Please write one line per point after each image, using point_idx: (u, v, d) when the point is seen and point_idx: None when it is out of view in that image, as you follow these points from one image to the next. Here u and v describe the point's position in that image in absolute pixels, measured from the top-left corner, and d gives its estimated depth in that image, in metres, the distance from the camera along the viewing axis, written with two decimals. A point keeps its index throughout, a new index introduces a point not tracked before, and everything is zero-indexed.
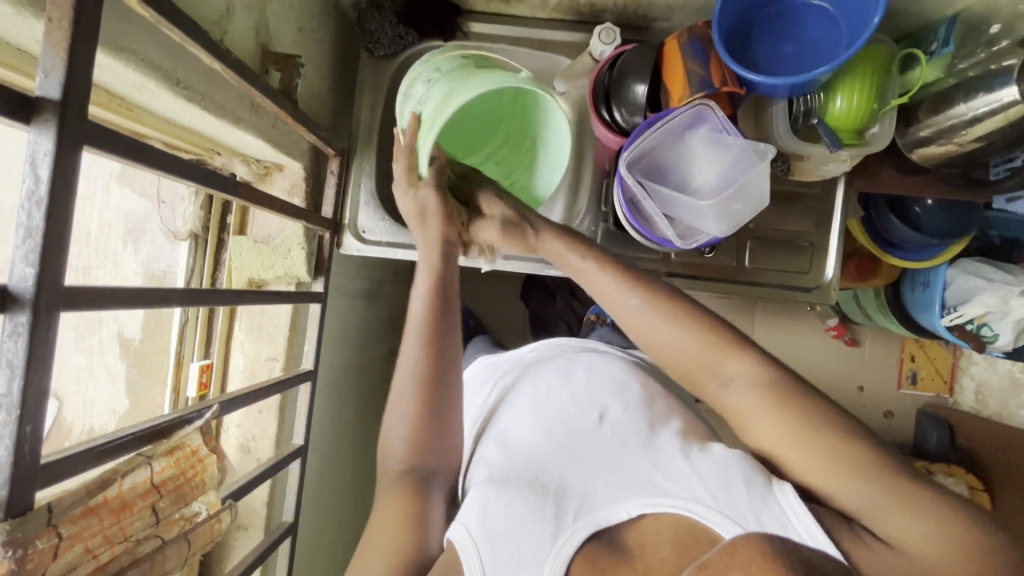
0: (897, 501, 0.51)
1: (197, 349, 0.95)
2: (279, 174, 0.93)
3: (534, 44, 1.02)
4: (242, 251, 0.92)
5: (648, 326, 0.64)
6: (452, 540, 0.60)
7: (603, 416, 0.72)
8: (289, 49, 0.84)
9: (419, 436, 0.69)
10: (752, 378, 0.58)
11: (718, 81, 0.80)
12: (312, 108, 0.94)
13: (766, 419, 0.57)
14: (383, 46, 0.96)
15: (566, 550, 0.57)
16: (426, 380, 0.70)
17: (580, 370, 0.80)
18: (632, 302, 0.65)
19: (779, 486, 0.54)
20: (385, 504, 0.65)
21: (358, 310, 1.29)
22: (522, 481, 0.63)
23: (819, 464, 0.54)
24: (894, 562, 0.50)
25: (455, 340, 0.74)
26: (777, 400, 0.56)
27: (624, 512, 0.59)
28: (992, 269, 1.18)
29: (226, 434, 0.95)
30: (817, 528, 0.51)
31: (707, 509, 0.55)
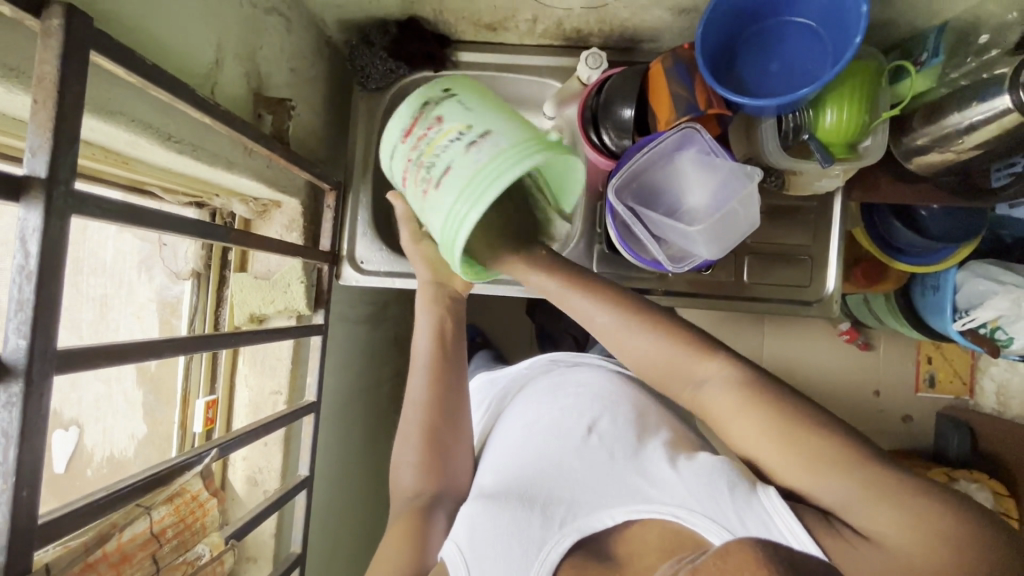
0: (868, 488, 0.48)
1: (203, 385, 0.96)
2: (277, 211, 0.95)
3: (523, 71, 1.03)
4: (243, 288, 0.93)
5: (621, 343, 0.63)
6: (445, 560, 0.62)
7: (593, 428, 0.71)
8: (282, 90, 0.86)
9: (425, 461, 0.77)
10: (728, 381, 0.57)
11: (704, 105, 0.80)
12: (307, 145, 0.96)
13: (747, 420, 0.54)
14: (374, 80, 1.00)
15: (552, 556, 0.58)
16: (429, 401, 0.80)
17: (571, 386, 0.80)
18: (609, 320, 0.64)
19: (763, 487, 0.53)
20: (394, 525, 0.72)
21: (362, 336, 1.31)
22: (513, 495, 0.65)
23: (795, 461, 0.51)
24: (872, 560, 0.46)
25: (457, 369, 0.83)
26: (751, 399, 0.54)
27: (609, 519, 0.60)
28: (1002, 270, 1.15)
29: (232, 469, 0.96)
30: (798, 524, 0.50)
31: (692, 515, 0.55)
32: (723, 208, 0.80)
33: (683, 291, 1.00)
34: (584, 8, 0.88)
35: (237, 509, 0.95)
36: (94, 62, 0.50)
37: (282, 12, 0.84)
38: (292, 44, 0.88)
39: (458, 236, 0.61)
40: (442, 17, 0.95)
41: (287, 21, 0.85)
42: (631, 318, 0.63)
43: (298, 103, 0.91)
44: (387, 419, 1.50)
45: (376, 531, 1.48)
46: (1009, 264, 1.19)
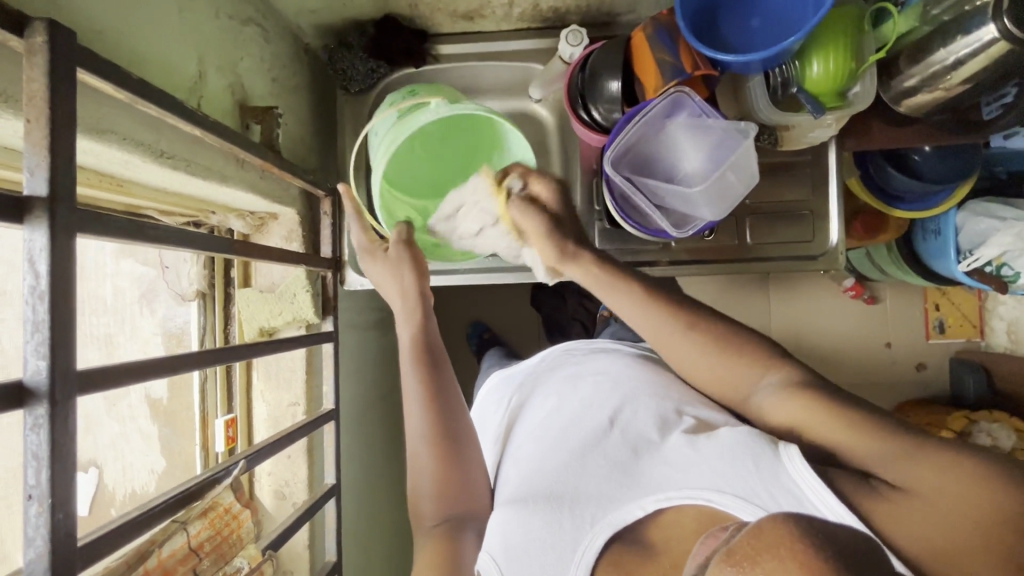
0: (907, 450, 0.50)
1: (220, 404, 0.95)
2: (274, 223, 0.95)
3: (504, 57, 1.02)
4: (250, 302, 0.93)
5: (679, 357, 0.67)
6: (481, 570, 0.64)
7: (615, 420, 0.70)
8: (267, 100, 0.86)
9: (442, 487, 0.74)
10: (788, 386, 0.60)
11: (691, 67, 0.79)
12: (296, 154, 0.96)
13: (808, 422, 0.57)
14: (357, 81, 1.00)
15: (589, 555, 0.59)
16: (433, 416, 0.78)
17: (591, 373, 0.79)
18: (676, 336, 0.66)
19: (786, 451, 0.55)
20: (422, 555, 0.70)
21: (372, 341, 1.31)
22: (540, 494, 0.65)
23: (839, 436, 0.54)
24: (913, 511, 0.47)
25: (445, 377, 0.81)
26: (807, 399, 0.57)
27: (640, 509, 0.59)
28: (1003, 207, 1.16)
29: (259, 484, 0.96)
30: (833, 497, 0.50)
31: (723, 498, 0.54)
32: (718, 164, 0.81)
33: (688, 260, 1.00)
34: None
35: (269, 523, 0.95)
36: (81, 82, 0.50)
37: (258, 22, 0.83)
38: (271, 54, 0.88)
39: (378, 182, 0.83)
40: (418, 11, 0.95)
41: (264, 30, 0.85)
42: (699, 337, 0.66)
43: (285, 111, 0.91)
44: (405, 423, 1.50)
45: (407, 536, 1.49)
46: (1009, 200, 1.19)
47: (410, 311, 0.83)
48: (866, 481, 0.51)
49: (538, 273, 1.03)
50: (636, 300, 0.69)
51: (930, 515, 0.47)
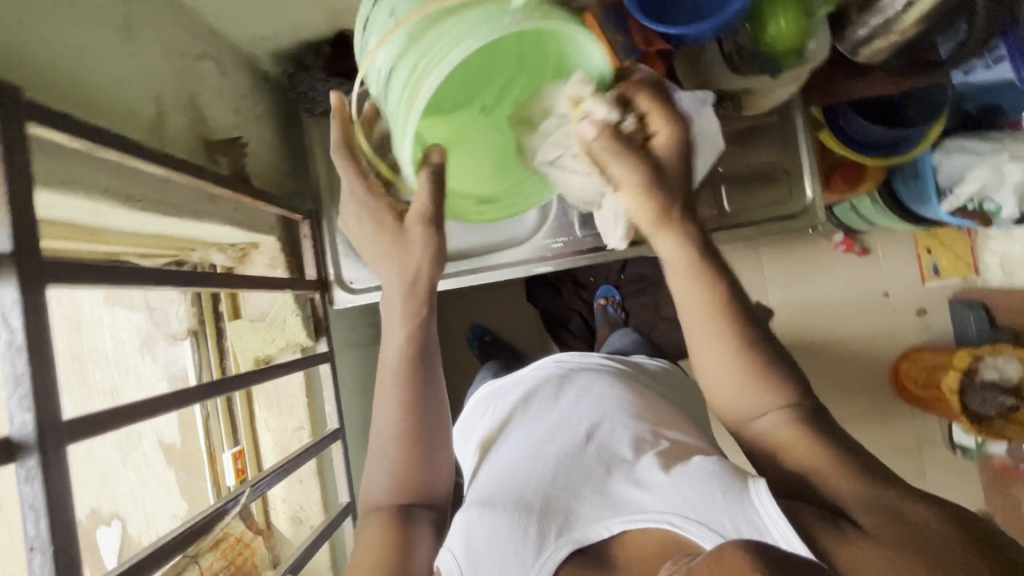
0: (885, 502, 0.45)
1: (226, 437, 0.95)
2: (256, 252, 0.96)
3: None
4: (241, 334, 0.93)
5: (710, 360, 0.56)
6: (441, 568, 0.61)
7: (591, 436, 0.69)
8: (232, 131, 0.87)
9: (404, 477, 0.62)
10: (793, 415, 0.53)
11: (641, 44, 0.80)
12: (269, 181, 0.96)
13: (802, 455, 0.51)
14: (319, 102, 1.01)
15: (549, 565, 0.57)
16: (413, 411, 0.62)
17: (572, 391, 0.79)
18: (729, 345, 0.55)
19: (755, 487, 0.50)
20: (366, 540, 0.60)
21: (370, 357, 1.32)
22: (510, 502, 0.62)
23: (826, 469, 0.49)
24: (877, 556, 0.42)
25: (435, 375, 0.64)
26: (810, 431, 0.52)
27: (604, 529, 0.57)
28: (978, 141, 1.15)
29: (274, 513, 0.96)
30: (791, 528, 0.46)
31: (687, 523, 0.51)
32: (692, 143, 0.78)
33: None
34: None
35: (289, 549, 0.95)
36: (37, 137, 0.51)
37: (212, 57, 0.84)
38: (230, 86, 0.88)
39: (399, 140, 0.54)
40: None
41: (220, 64, 0.86)
42: (745, 347, 0.55)
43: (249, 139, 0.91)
44: None
45: None
46: (988, 133, 1.19)
47: (409, 302, 0.60)
48: (835, 522, 0.46)
49: (523, 267, 1.04)
50: (703, 290, 0.56)
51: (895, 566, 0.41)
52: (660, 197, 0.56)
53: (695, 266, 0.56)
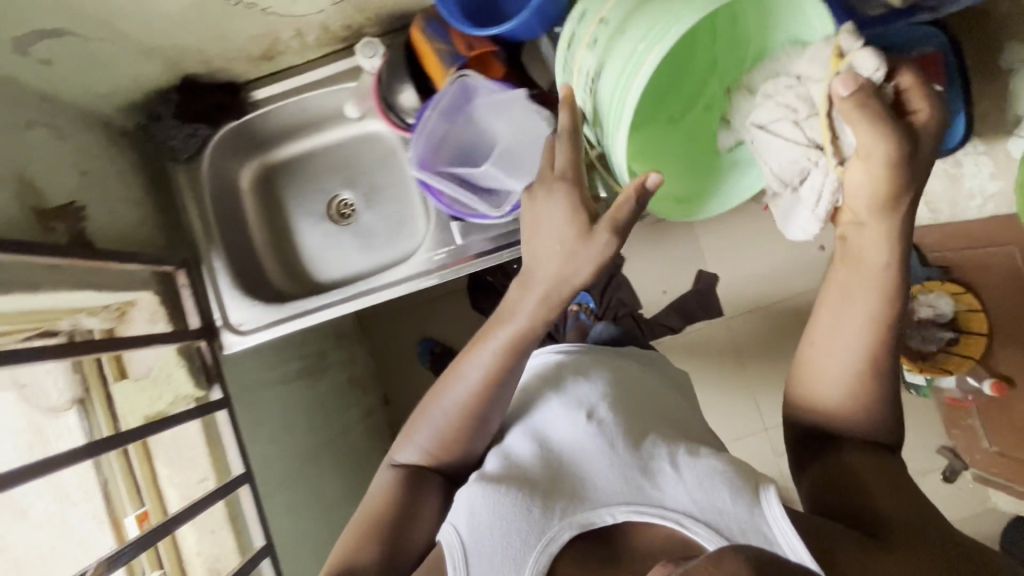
0: (915, 525, 0.56)
1: (129, 499, 0.93)
2: (134, 309, 0.94)
3: (321, 84, 1.03)
4: (128, 395, 0.92)
5: (841, 341, 0.63)
6: (441, 540, 0.67)
7: (592, 417, 0.76)
8: (78, 193, 0.86)
9: (437, 451, 0.76)
10: (872, 432, 0.63)
11: (465, 50, 0.81)
12: (136, 238, 0.94)
13: (870, 477, 0.60)
14: (181, 150, 1.00)
15: (549, 549, 0.64)
16: (478, 399, 0.73)
17: (571, 374, 0.84)
18: (858, 314, 0.62)
19: (767, 500, 0.62)
20: (379, 492, 0.74)
21: (288, 395, 1.31)
22: (518, 485, 0.69)
23: (879, 484, 0.60)
24: (894, 560, 0.53)
25: (518, 376, 0.74)
26: (878, 458, 0.62)
27: (608, 516, 0.66)
28: None
29: (190, 568, 0.95)
30: (791, 529, 0.59)
31: (694, 526, 0.63)
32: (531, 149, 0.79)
33: None
34: (334, 5, 0.89)
35: None
36: None
37: (45, 123, 0.83)
38: (74, 148, 0.87)
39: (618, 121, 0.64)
40: (214, 66, 0.95)
41: (58, 128, 0.85)
42: (879, 331, 0.62)
43: (88, 205, 0.86)
44: (355, 463, 1.52)
45: None
46: None
47: (542, 308, 0.69)
48: (863, 543, 0.55)
49: (410, 283, 1.04)
50: (869, 294, 0.62)
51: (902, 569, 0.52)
52: (900, 176, 0.58)
53: (850, 265, 0.63)
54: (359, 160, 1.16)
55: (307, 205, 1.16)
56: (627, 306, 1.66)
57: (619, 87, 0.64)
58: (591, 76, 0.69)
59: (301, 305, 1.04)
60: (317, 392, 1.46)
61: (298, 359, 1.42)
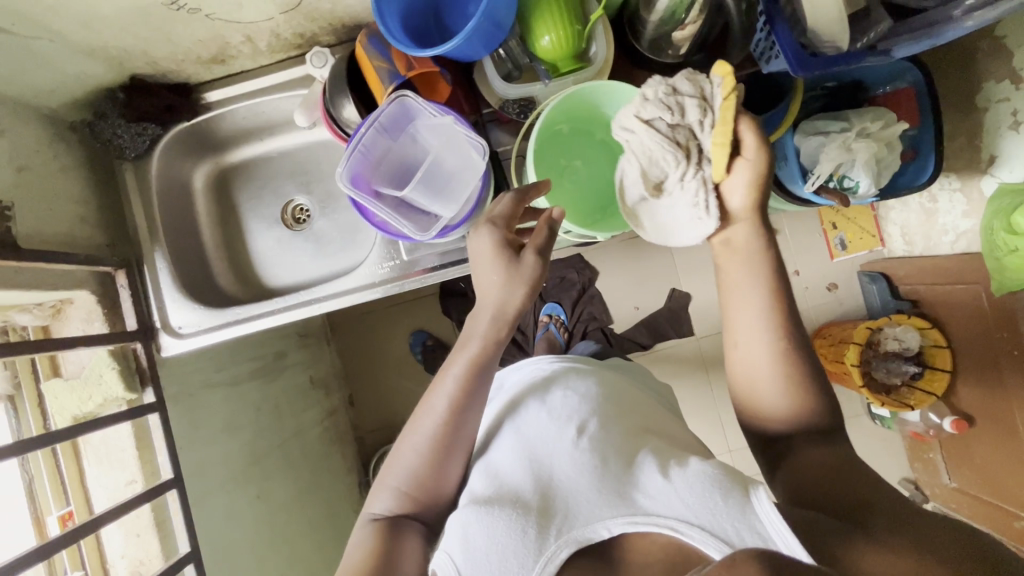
0: (888, 512, 0.61)
1: (54, 498, 0.92)
2: (71, 307, 0.94)
3: (275, 89, 1.03)
4: (57, 393, 0.91)
5: (750, 349, 0.75)
6: (437, 570, 0.67)
7: (581, 431, 0.77)
8: (13, 188, 0.84)
9: (411, 488, 0.76)
10: (816, 440, 0.72)
11: (403, 68, 0.80)
12: (75, 237, 0.93)
13: (814, 459, 0.70)
14: (129, 147, 0.99)
15: (550, 568, 0.64)
16: (447, 428, 0.76)
17: (559, 392, 0.85)
18: (754, 293, 0.75)
19: (756, 495, 0.63)
20: (360, 545, 0.74)
21: (239, 396, 1.32)
22: (506, 502, 0.70)
23: (835, 477, 0.67)
24: (883, 554, 0.56)
25: (484, 387, 0.77)
26: (842, 470, 0.68)
27: (605, 530, 0.66)
28: (828, 123, 1.31)
29: (114, 571, 0.94)
30: (782, 523, 0.60)
31: (690, 529, 0.62)
32: (460, 181, 0.82)
33: None
34: (284, 13, 0.88)
35: None
36: None
37: None
38: (13, 143, 0.87)
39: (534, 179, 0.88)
40: (162, 67, 0.94)
41: None
42: (774, 298, 0.74)
43: (18, 201, 0.84)
44: (307, 467, 1.52)
45: None
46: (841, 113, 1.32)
47: (493, 321, 0.76)
48: (852, 530, 0.60)
49: (350, 296, 1.03)
50: (755, 277, 0.75)
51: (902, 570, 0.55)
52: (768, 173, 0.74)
53: (736, 255, 0.77)
54: (316, 166, 1.15)
55: (261, 208, 1.15)
56: (597, 321, 1.68)
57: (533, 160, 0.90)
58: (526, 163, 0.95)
59: (242, 310, 1.03)
60: (272, 393, 1.46)
61: (254, 358, 1.42)
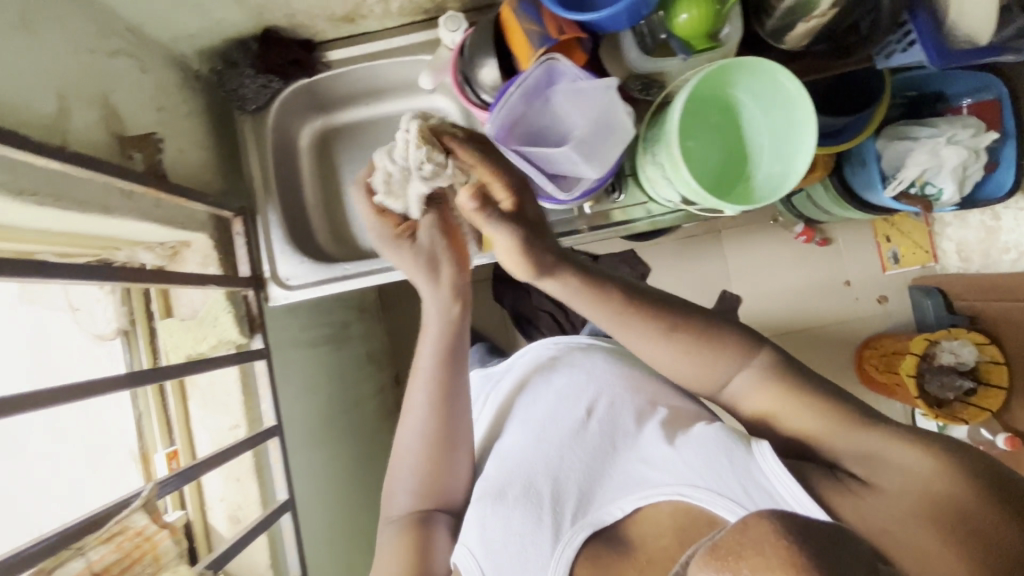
0: (883, 444, 0.58)
1: (161, 437, 0.93)
2: (188, 250, 0.95)
3: (395, 53, 1.04)
4: (173, 332, 0.93)
5: (662, 356, 0.69)
6: (460, 565, 0.71)
7: (590, 412, 0.78)
8: (153, 128, 0.86)
9: (422, 484, 0.80)
10: (762, 378, 0.66)
11: (556, 33, 0.82)
12: (199, 181, 0.95)
13: (792, 418, 0.64)
14: (251, 99, 1.01)
15: (568, 552, 0.66)
16: (434, 419, 0.81)
17: (563, 371, 0.86)
18: (630, 314, 0.69)
19: (759, 447, 0.62)
20: (392, 546, 0.77)
21: (316, 358, 1.33)
22: (518, 492, 0.72)
23: (823, 421, 0.62)
24: (878, 505, 0.55)
25: (456, 375, 0.83)
26: (787, 393, 0.65)
27: (618, 510, 0.67)
28: (916, 129, 1.30)
29: (211, 512, 0.96)
30: (806, 496, 0.58)
31: (700, 492, 0.62)
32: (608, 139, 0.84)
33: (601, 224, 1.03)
34: None
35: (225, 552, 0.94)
36: None
37: (131, 53, 0.84)
38: (152, 83, 0.88)
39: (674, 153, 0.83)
40: (296, 22, 0.95)
41: (140, 61, 0.86)
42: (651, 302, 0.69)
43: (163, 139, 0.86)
44: (366, 437, 1.52)
45: None
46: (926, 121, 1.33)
47: (446, 302, 0.81)
48: (834, 476, 0.59)
49: None
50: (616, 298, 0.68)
51: (897, 520, 0.53)
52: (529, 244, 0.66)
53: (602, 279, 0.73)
54: None
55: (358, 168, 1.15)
56: None
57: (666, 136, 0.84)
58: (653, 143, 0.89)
59: (349, 266, 1.03)
60: (338, 360, 1.46)
61: (327, 323, 1.43)
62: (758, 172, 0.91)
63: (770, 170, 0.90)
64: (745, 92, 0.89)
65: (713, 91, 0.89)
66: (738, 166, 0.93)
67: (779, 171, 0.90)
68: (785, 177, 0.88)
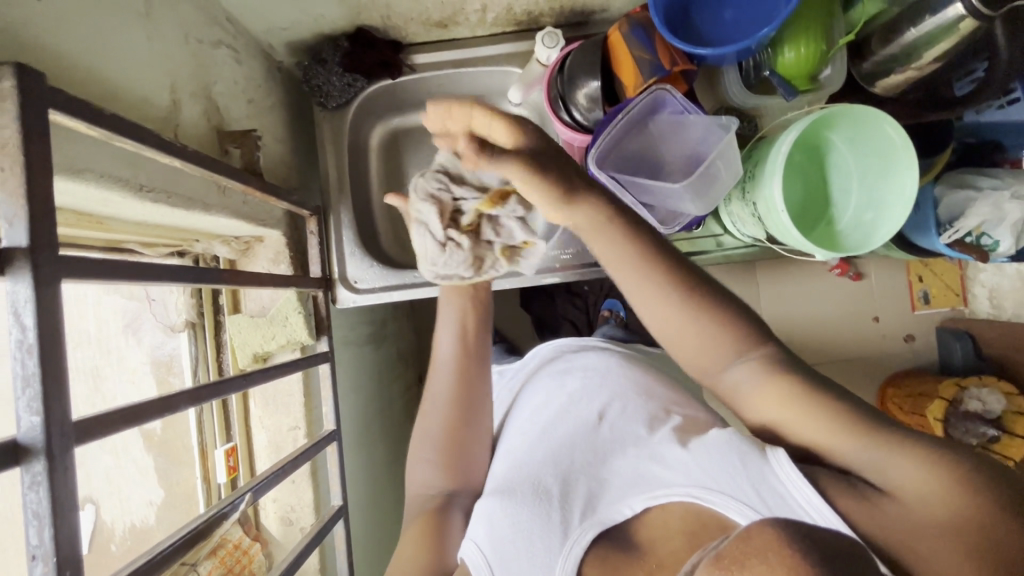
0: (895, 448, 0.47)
1: (219, 434, 0.94)
2: (260, 246, 0.93)
3: (485, 62, 1.02)
4: (241, 328, 0.91)
5: (668, 322, 0.56)
6: (465, 559, 0.58)
7: (601, 414, 0.69)
8: (244, 122, 0.84)
9: (446, 461, 0.73)
10: (765, 366, 0.54)
11: (668, 64, 0.81)
12: (278, 176, 0.93)
13: (800, 429, 0.52)
14: (334, 97, 0.99)
15: (576, 551, 0.54)
16: (459, 394, 0.75)
17: (576, 372, 0.78)
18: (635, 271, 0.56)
19: (774, 454, 0.51)
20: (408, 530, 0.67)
21: (363, 356, 1.32)
22: (525, 490, 0.61)
23: (845, 438, 0.49)
24: (888, 511, 0.46)
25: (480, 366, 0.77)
26: (790, 384, 0.52)
27: (628, 509, 0.56)
28: (976, 176, 1.02)
29: (264, 512, 0.94)
30: (830, 510, 0.46)
31: (710, 495, 0.51)
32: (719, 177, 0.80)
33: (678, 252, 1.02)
34: None
35: (278, 553, 0.93)
36: (54, 123, 0.48)
37: (230, 44, 0.82)
38: (245, 75, 0.86)
39: (772, 193, 0.81)
40: (391, 23, 0.94)
41: (236, 52, 0.84)
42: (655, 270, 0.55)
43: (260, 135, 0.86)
44: (401, 437, 1.52)
45: None
46: (982, 168, 1.04)
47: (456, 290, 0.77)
48: (846, 480, 0.49)
49: (529, 278, 1.00)
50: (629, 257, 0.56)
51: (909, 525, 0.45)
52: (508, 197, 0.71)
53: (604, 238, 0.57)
54: None
55: None
56: None
57: (762, 176, 0.84)
58: (745, 182, 0.89)
59: (419, 274, 1.02)
60: (380, 359, 1.43)
61: (374, 322, 1.41)
62: (848, 216, 0.90)
63: (858, 217, 0.89)
64: (845, 141, 0.88)
65: (812, 135, 0.88)
66: (825, 211, 0.91)
67: (869, 220, 0.88)
68: (876, 226, 0.87)
